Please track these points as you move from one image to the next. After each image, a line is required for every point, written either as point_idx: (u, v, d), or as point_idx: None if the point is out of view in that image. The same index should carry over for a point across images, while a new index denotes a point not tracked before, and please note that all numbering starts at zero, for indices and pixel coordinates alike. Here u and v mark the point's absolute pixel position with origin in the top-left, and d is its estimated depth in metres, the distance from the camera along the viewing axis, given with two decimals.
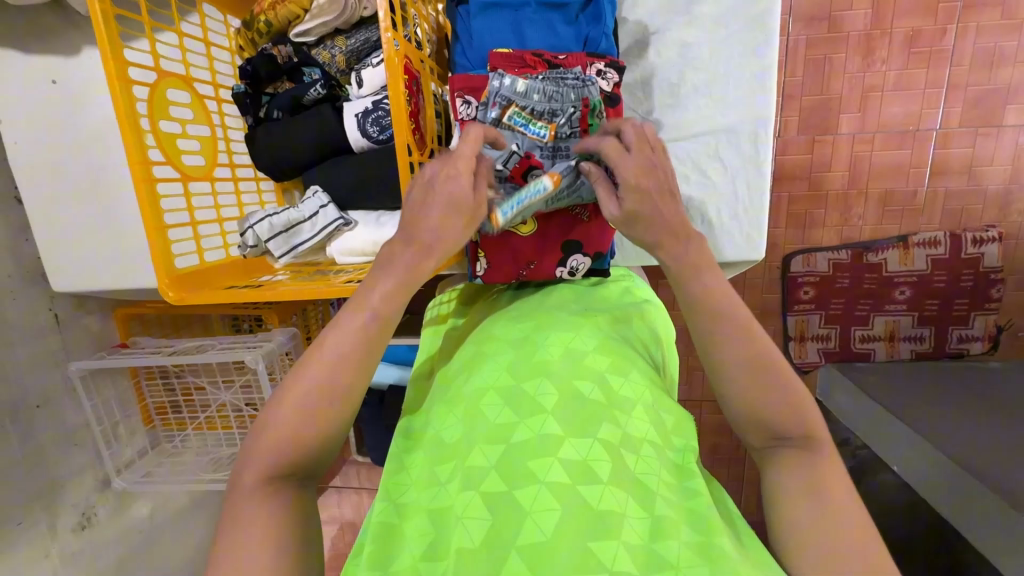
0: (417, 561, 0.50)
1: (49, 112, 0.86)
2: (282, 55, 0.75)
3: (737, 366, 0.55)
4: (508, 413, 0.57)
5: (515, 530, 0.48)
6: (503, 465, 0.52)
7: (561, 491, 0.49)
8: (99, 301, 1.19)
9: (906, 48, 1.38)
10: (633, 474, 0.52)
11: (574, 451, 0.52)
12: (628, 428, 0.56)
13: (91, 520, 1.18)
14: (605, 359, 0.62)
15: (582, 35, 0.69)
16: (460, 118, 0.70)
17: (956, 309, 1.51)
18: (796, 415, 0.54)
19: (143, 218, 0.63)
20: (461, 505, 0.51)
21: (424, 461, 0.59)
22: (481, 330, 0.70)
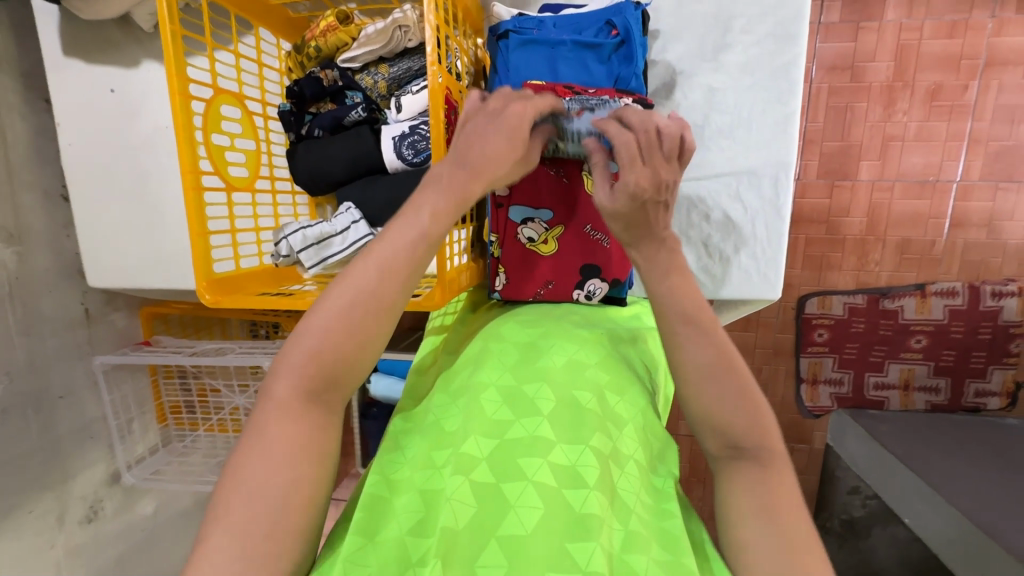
0: (403, 535, 0.52)
1: (103, 117, 0.92)
2: (329, 78, 0.80)
3: (699, 370, 0.59)
4: (506, 410, 0.58)
5: (496, 520, 0.49)
6: (496, 458, 0.54)
7: (546, 492, 0.51)
8: (127, 299, 1.24)
9: (928, 101, 1.40)
10: (616, 487, 0.53)
11: (563, 456, 0.53)
12: (617, 443, 0.57)
13: (98, 513, 1.20)
14: (606, 376, 0.63)
15: (613, 73, 0.69)
16: None
17: (973, 362, 1.50)
18: (754, 425, 0.57)
19: (188, 224, 0.66)
20: (450, 487, 0.52)
21: (420, 444, 0.60)
22: (489, 329, 0.71)
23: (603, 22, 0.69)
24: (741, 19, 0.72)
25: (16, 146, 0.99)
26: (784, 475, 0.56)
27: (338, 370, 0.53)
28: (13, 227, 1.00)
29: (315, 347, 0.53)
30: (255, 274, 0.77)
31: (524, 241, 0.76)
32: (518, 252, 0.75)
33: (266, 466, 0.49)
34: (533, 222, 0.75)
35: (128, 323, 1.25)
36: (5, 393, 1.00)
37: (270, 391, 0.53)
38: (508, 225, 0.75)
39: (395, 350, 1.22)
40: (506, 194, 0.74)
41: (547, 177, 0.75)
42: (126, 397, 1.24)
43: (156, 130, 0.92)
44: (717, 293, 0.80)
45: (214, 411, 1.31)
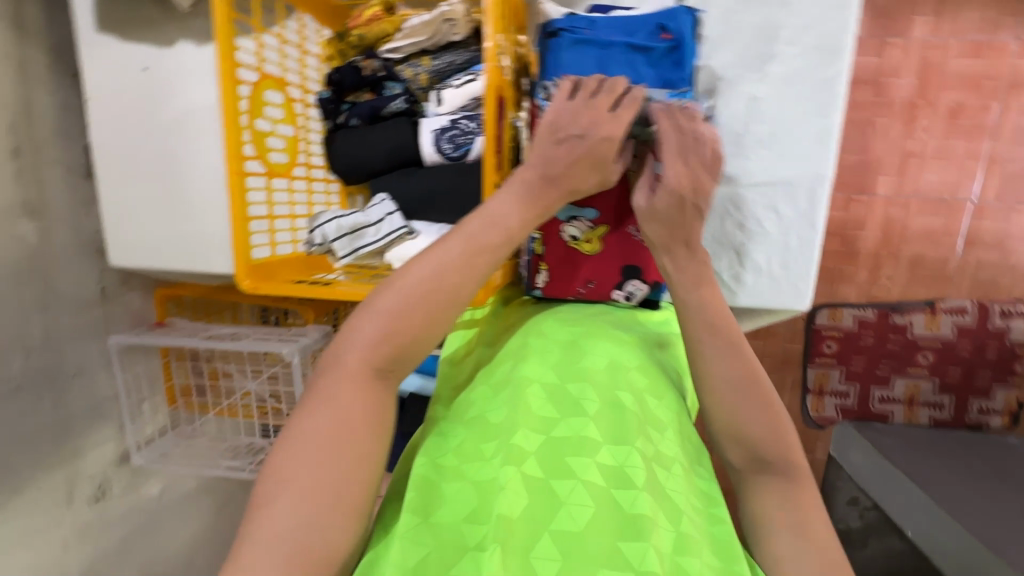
0: (460, 523, 0.51)
1: (134, 96, 0.91)
2: (369, 68, 0.78)
3: (725, 383, 0.59)
4: (552, 406, 0.59)
5: (549, 514, 0.50)
6: (545, 454, 0.54)
7: (597, 491, 0.51)
8: (143, 279, 1.23)
9: (949, 119, 1.41)
10: (663, 489, 0.54)
11: (610, 457, 0.54)
12: (660, 446, 0.58)
13: (106, 493, 1.19)
14: (645, 380, 0.64)
15: (663, 78, 0.69)
16: None
17: (978, 381, 1.49)
18: (780, 436, 0.57)
19: (230, 208, 0.66)
20: (501, 477, 0.52)
21: (461, 435, 0.59)
22: (530, 323, 0.72)
23: (655, 24, 0.69)
24: (787, 30, 0.72)
25: (41, 120, 0.98)
26: (808, 487, 0.57)
27: (413, 346, 0.55)
28: (36, 202, 0.99)
29: (394, 320, 0.54)
30: (288, 262, 0.77)
31: (568, 239, 0.77)
32: (561, 251, 0.76)
33: (334, 434, 0.50)
34: (577, 220, 0.75)
35: (143, 304, 1.24)
36: (21, 368, 0.99)
37: (338, 359, 0.53)
38: (552, 223, 0.76)
39: None
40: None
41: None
42: (139, 377, 1.24)
43: (188, 111, 0.91)
44: (746, 301, 0.81)
45: (225, 396, 1.31)
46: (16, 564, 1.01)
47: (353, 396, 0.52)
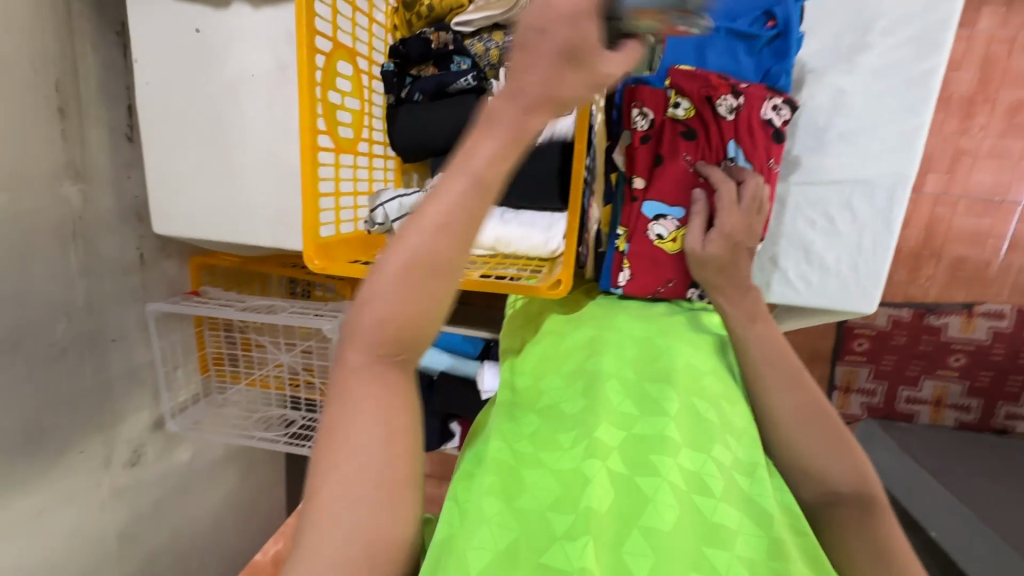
0: (546, 510, 0.50)
1: (187, 59, 0.88)
2: (439, 41, 0.77)
3: (792, 418, 0.59)
4: (633, 403, 0.59)
5: (636, 510, 0.49)
6: (627, 450, 0.54)
7: (680, 493, 0.50)
8: (180, 246, 1.22)
9: (1007, 117, 1.37)
10: (745, 494, 0.53)
11: (690, 460, 0.53)
12: (741, 452, 0.56)
13: (141, 457, 1.20)
14: (720, 386, 0.62)
15: (762, 68, 0.70)
16: (633, 129, 0.72)
17: (1009, 385, 1.50)
18: (853, 471, 0.56)
19: (303, 184, 0.65)
20: (586, 470, 0.52)
21: (539, 425, 0.60)
22: (603, 317, 0.73)
23: (761, 11, 0.68)
24: (884, 19, 0.69)
25: (86, 79, 0.96)
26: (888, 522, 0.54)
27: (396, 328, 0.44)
28: (80, 163, 0.97)
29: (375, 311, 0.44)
30: (350, 241, 0.75)
31: (653, 238, 0.73)
32: (641, 245, 0.73)
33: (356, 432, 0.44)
34: (664, 219, 0.72)
35: (179, 271, 1.23)
36: (63, 332, 0.99)
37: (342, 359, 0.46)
38: (640, 219, 0.73)
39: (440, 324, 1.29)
40: (642, 187, 0.73)
41: (685, 173, 0.71)
42: (174, 344, 1.23)
43: (239, 77, 0.88)
44: (809, 301, 0.78)
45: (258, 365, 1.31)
46: (58, 522, 1.03)
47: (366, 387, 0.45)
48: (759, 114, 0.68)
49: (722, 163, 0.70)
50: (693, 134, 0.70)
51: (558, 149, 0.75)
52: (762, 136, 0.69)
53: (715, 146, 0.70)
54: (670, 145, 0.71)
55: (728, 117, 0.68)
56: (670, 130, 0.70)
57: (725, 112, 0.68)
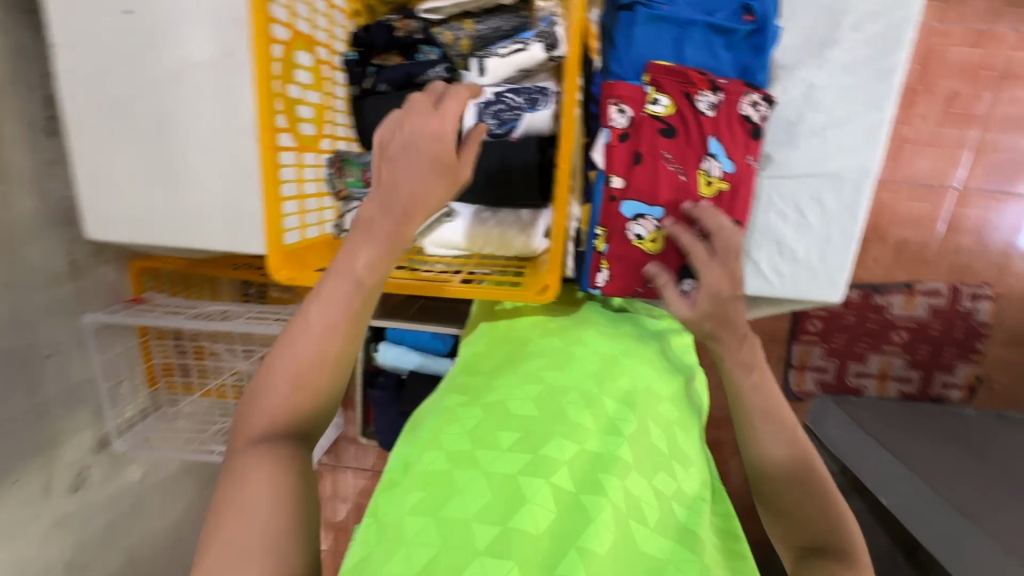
0: (471, 520, 0.50)
1: (115, 45, 0.79)
2: (404, 29, 0.72)
3: (780, 475, 0.58)
4: (592, 419, 0.60)
5: (579, 530, 0.50)
6: (577, 467, 0.56)
7: (620, 515, 0.53)
8: (117, 250, 1.11)
9: (944, 107, 1.45)
10: (682, 524, 0.57)
11: (637, 483, 0.56)
12: (682, 481, 0.61)
13: (85, 481, 1.11)
14: (675, 412, 0.67)
15: (740, 63, 0.71)
16: (610, 125, 0.69)
17: (944, 357, 1.62)
18: (837, 525, 0.56)
19: (263, 188, 0.61)
20: (532, 487, 0.53)
21: (482, 421, 0.61)
22: (572, 331, 0.76)
23: (738, 5, 0.70)
24: (852, 15, 0.71)
25: None
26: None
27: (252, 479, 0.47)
28: None
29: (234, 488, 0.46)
30: (316, 246, 0.71)
31: (631, 238, 0.72)
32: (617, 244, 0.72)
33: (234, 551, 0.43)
34: (643, 219, 0.71)
35: (118, 278, 1.13)
36: None
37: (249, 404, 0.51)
38: (618, 219, 0.71)
39: (406, 321, 1.24)
40: (622, 186, 0.70)
41: (663, 171, 0.70)
42: (116, 358, 1.13)
43: (182, 66, 0.79)
44: (780, 292, 0.80)
45: (212, 375, 1.27)
46: None
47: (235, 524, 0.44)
48: (738, 109, 0.69)
49: (703, 159, 0.69)
50: (672, 131, 0.69)
51: (535, 143, 0.70)
52: (740, 132, 0.70)
53: (696, 142, 0.69)
54: (650, 144, 0.69)
55: (708, 112, 0.69)
56: (650, 127, 0.68)
57: (705, 107, 0.69)
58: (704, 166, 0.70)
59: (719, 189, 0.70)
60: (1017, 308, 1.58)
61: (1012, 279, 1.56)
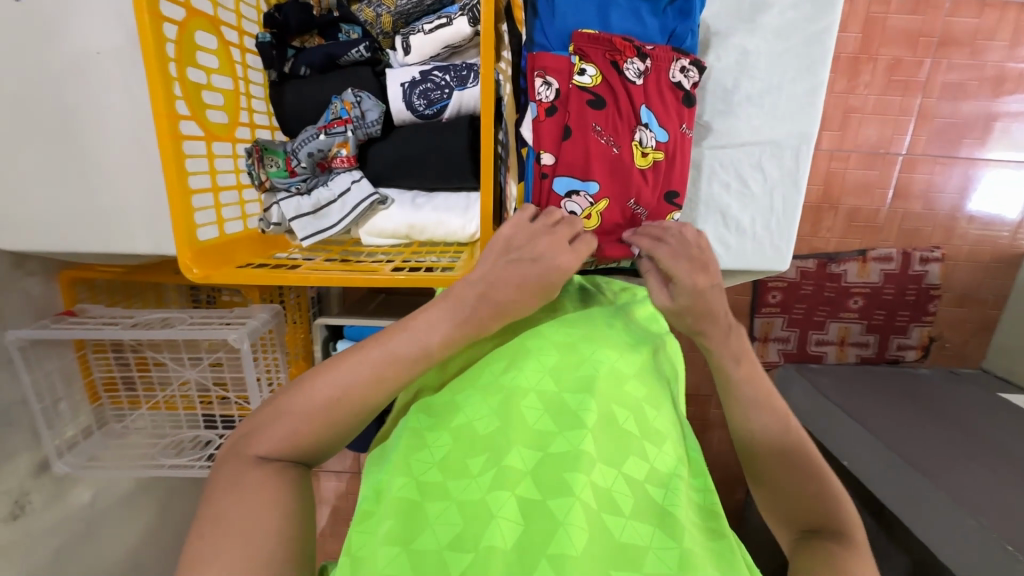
0: (442, 549, 0.53)
1: (4, 34, 0.72)
2: (322, 6, 0.71)
3: (773, 455, 0.62)
4: (548, 419, 0.62)
5: (547, 536, 0.53)
6: (540, 473, 0.58)
7: (591, 511, 0.55)
8: (42, 262, 1.04)
9: (887, 75, 1.47)
10: (660, 507, 0.59)
11: (603, 476, 0.59)
12: (655, 461, 0.63)
13: (25, 508, 1.05)
14: (643, 390, 0.69)
15: (668, 28, 0.69)
16: (537, 100, 0.67)
17: (899, 321, 1.67)
18: (830, 506, 0.59)
19: (166, 178, 0.60)
20: (497, 504, 0.56)
21: (449, 444, 0.61)
22: (529, 325, 0.74)
23: None
24: None
25: None
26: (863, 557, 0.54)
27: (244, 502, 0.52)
28: None
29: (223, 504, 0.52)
30: (242, 241, 0.70)
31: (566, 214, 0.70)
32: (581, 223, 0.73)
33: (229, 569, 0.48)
34: (577, 195, 0.69)
35: (45, 291, 1.06)
36: None
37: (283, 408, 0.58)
38: (551, 196, 0.70)
39: (362, 317, 1.21)
40: (552, 162, 0.68)
41: (595, 143, 0.68)
42: (50, 376, 1.07)
43: (83, 55, 0.73)
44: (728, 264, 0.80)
45: (159, 387, 1.16)
46: None
47: (237, 552, 0.49)
48: (667, 76, 0.68)
49: (635, 129, 0.68)
50: (601, 102, 0.68)
51: (466, 123, 0.69)
52: (672, 99, 0.69)
53: (626, 113, 0.68)
54: (578, 116, 0.67)
55: (637, 81, 0.68)
56: (577, 98, 0.67)
57: (633, 76, 0.68)
58: (638, 137, 0.69)
59: (655, 159, 0.69)
60: (963, 269, 1.63)
61: (958, 241, 1.61)
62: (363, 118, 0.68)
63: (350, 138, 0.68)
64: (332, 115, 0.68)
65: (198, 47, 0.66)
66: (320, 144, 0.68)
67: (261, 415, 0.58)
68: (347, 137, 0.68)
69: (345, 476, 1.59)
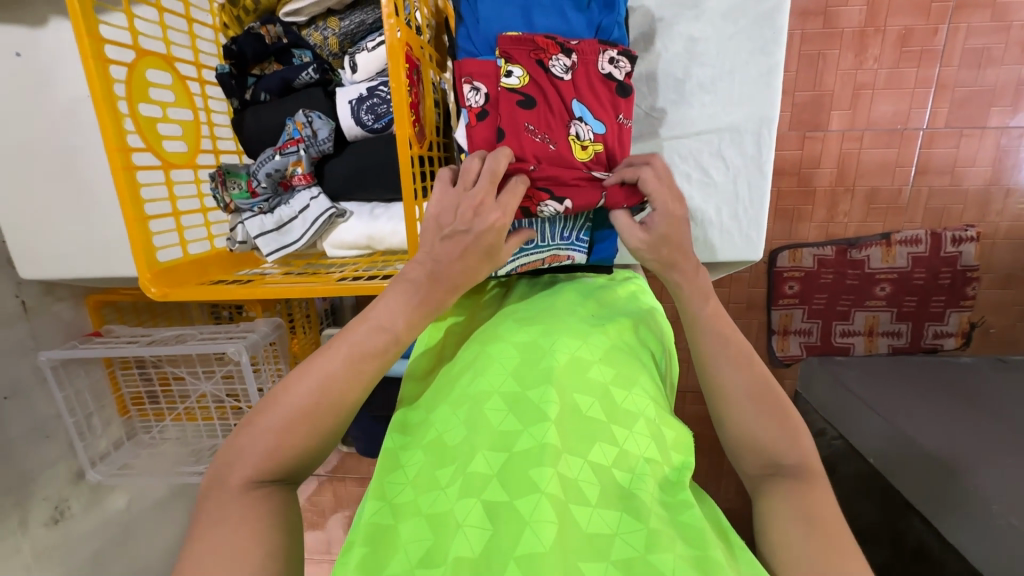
0: (415, 568, 0.51)
1: (11, 86, 0.81)
2: (271, 35, 0.78)
3: (741, 394, 0.61)
4: (512, 418, 0.59)
5: (513, 538, 0.49)
6: (506, 474, 0.55)
7: (558, 503, 0.52)
8: (70, 288, 1.15)
9: (898, 47, 1.39)
10: (624, 490, 0.55)
11: (569, 466, 0.55)
12: (626, 445, 0.59)
13: (65, 513, 1.15)
14: (610, 371, 0.65)
15: (593, 23, 0.73)
16: (467, 105, 0.71)
17: (933, 306, 1.55)
18: (792, 442, 0.58)
19: (123, 208, 0.68)
20: (461, 512, 0.53)
21: (422, 461, 0.61)
22: (486, 329, 0.73)
23: None
24: None
25: None
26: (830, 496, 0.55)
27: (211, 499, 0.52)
28: None
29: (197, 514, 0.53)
30: (213, 261, 0.81)
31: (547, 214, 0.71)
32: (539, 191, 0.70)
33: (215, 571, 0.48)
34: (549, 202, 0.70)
35: (75, 315, 1.16)
36: None
37: (258, 416, 0.55)
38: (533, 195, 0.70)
39: None
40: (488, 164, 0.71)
41: (526, 139, 0.69)
42: (81, 392, 1.17)
43: (78, 99, 0.82)
44: (715, 258, 0.81)
45: (180, 400, 1.24)
46: None
47: (220, 563, 0.48)
48: (596, 69, 0.71)
49: (570, 123, 0.71)
50: (531, 101, 0.70)
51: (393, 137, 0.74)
52: (605, 91, 0.72)
53: (557, 109, 0.70)
54: (509, 117, 0.69)
55: (564, 76, 0.70)
56: (507, 100, 0.69)
57: (561, 71, 0.70)
58: (573, 131, 0.71)
59: (596, 151, 0.71)
60: (1004, 247, 1.50)
61: (995, 218, 1.48)
62: (314, 139, 0.73)
63: (304, 158, 0.73)
64: (287, 136, 0.73)
65: (149, 83, 0.76)
66: (276, 165, 0.73)
67: (237, 439, 0.55)
68: (300, 157, 0.73)
69: (362, 483, 1.64)
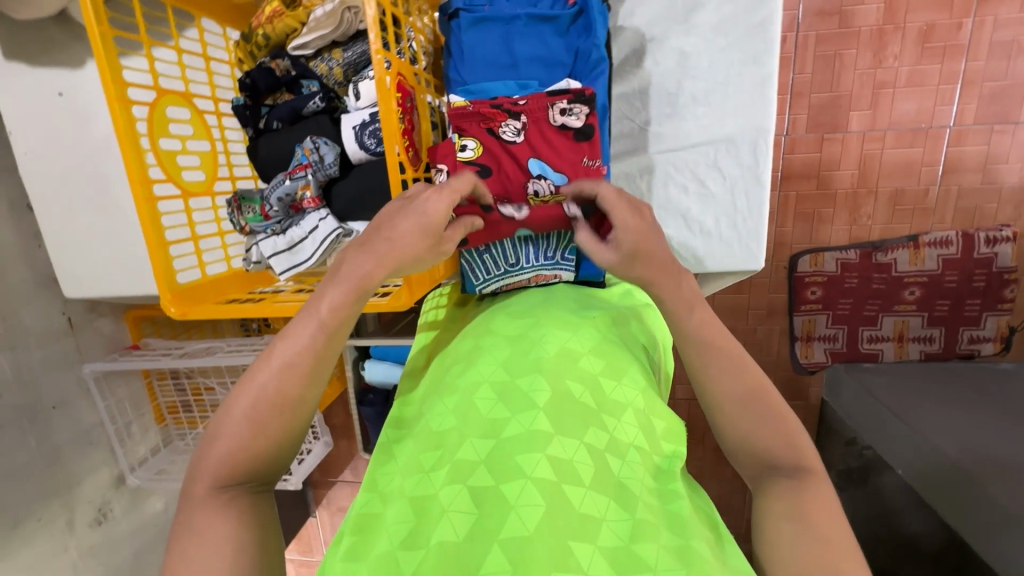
0: (395, 549, 0.52)
1: (54, 121, 0.89)
2: (281, 68, 0.84)
3: (735, 400, 0.61)
4: (501, 407, 0.60)
5: (499, 522, 0.49)
6: (493, 459, 0.55)
7: (546, 486, 0.52)
8: (111, 304, 1.24)
9: (919, 44, 1.34)
10: (616, 477, 0.55)
11: (561, 448, 0.55)
12: (616, 432, 0.59)
13: (107, 515, 1.23)
14: (600, 363, 0.66)
15: (572, 46, 0.79)
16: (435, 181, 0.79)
17: (968, 310, 1.48)
18: (788, 444, 0.58)
19: (145, 234, 0.74)
20: (447, 497, 0.54)
21: (412, 447, 0.62)
22: (479, 324, 0.76)
23: None
24: None
25: None
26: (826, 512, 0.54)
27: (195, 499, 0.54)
28: None
29: None
30: (230, 280, 0.88)
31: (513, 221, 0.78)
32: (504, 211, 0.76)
33: (200, 569, 0.49)
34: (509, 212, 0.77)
35: (115, 328, 1.25)
36: None
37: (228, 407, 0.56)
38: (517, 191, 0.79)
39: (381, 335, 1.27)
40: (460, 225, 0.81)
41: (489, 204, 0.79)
42: (121, 401, 1.25)
43: (112, 131, 0.89)
44: (703, 267, 0.83)
45: (210, 409, 1.32)
46: None
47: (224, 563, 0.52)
48: (549, 122, 0.76)
49: (528, 182, 0.79)
50: (488, 169, 0.78)
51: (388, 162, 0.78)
52: (562, 142, 0.77)
53: (514, 171, 0.78)
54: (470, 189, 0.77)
55: (517, 138, 0.77)
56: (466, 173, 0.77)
57: (513, 134, 0.77)
58: (532, 188, 0.79)
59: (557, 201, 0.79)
60: None
61: None
62: (320, 163, 0.78)
63: (314, 182, 0.78)
64: (299, 162, 0.79)
65: (170, 120, 0.82)
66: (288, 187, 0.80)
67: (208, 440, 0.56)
68: (308, 181, 0.78)
69: None
